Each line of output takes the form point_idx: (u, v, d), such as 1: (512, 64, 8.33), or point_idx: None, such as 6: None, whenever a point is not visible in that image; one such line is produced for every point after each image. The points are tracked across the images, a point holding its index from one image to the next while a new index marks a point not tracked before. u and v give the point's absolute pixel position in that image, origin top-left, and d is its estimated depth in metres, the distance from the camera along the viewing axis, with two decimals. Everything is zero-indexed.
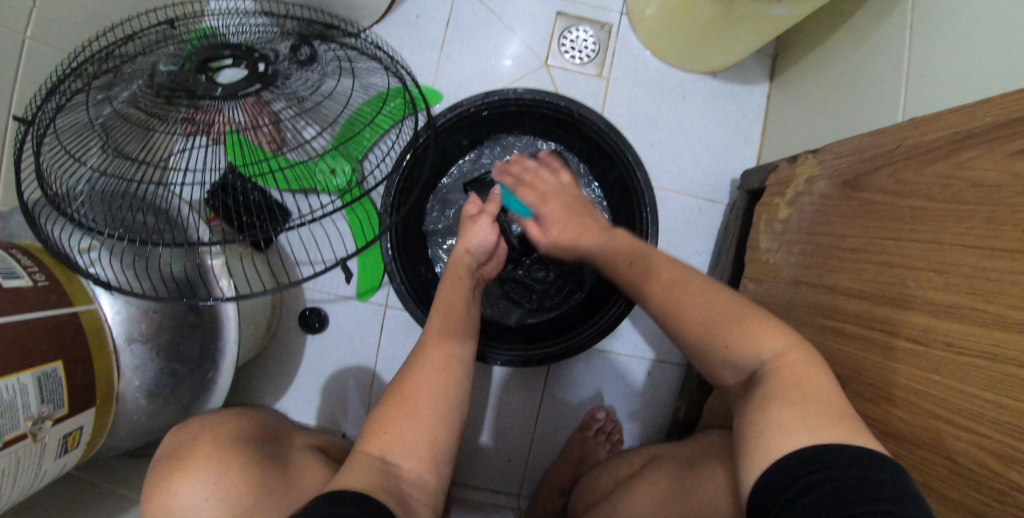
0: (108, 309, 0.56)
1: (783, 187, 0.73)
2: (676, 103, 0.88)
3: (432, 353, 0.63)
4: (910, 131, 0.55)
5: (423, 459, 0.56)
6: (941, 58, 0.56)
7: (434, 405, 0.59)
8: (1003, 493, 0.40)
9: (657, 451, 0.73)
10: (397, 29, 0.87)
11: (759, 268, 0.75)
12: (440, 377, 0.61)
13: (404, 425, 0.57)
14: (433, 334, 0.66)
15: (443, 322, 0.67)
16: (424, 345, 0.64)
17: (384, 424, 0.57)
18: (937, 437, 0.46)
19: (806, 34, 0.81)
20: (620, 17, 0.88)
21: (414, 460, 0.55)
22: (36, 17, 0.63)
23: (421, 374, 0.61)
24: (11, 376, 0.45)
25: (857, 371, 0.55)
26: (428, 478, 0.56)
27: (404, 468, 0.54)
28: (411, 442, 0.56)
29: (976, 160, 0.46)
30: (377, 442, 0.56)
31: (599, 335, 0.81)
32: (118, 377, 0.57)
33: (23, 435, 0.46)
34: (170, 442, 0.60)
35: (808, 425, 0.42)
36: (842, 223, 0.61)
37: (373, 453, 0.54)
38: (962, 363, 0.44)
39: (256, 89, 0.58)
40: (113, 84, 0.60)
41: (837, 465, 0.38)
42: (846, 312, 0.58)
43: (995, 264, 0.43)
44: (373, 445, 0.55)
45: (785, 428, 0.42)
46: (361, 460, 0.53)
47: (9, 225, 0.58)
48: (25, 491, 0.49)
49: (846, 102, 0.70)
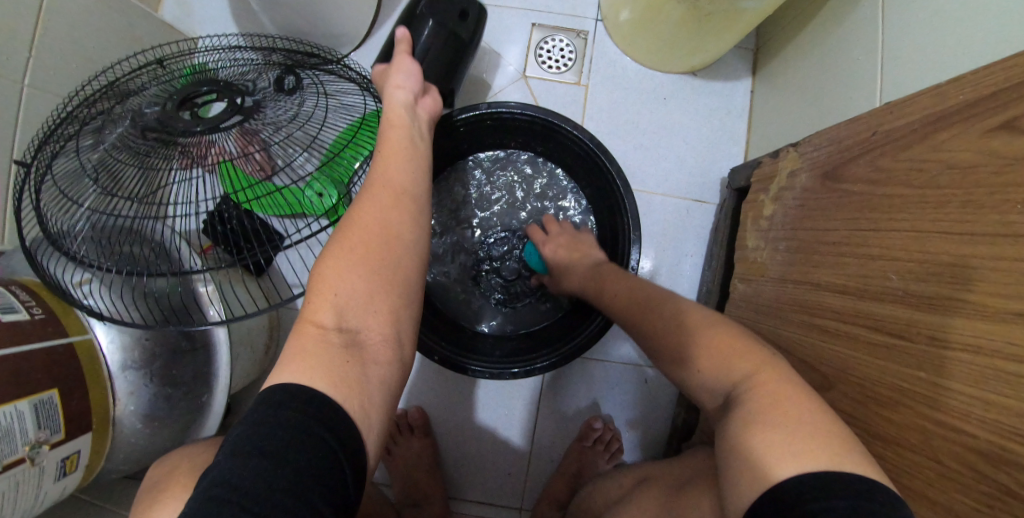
0: (104, 339, 0.59)
1: (766, 183, 0.72)
2: (657, 105, 0.87)
3: (354, 236, 0.48)
4: (885, 117, 0.54)
5: (373, 302, 0.46)
6: (914, 40, 0.54)
7: (380, 254, 0.47)
8: (993, 497, 0.36)
9: (653, 473, 0.69)
10: (377, 53, 0.89)
11: (748, 267, 0.73)
12: (376, 260, 0.47)
13: (349, 281, 0.46)
14: (366, 209, 0.50)
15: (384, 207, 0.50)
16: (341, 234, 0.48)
17: (324, 283, 0.46)
18: (922, 437, 0.43)
19: (782, 27, 0.79)
20: (596, 23, 0.88)
21: (371, 317, 0.45)
22: (33, 66, 0.68)
23: (368, 210, 0.50)
24: (9, 404, 0.48)
25: (842, 370, 0.52)
26: (390, 332, 0.46)
27: (363, 330, 0.45)
28: (367, 303, 0.46)
29: (951, 142, 0.45)
30: (324, 301, 0.45)
31: (588, 344, 0.76)
32: (114, 403, 0.59)
33: (20, 459, 0.49)
34: (156, 474, 0.62)
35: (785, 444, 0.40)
36: (824, 217, 0.59)
37: (325, 322, 0.44)
38: (944, 356, 0.41)
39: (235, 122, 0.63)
40: (102, 127, 0.64)
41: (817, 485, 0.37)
42: (828, 307, 0.56)
43: (974, 251, 0.41)
44: (324, 311, 0.44)
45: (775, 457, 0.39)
46: (309, 331, 0.43)
47: (11, 262, 0.62)
48: (25, 513, 0.52)
49: (824, 92, 0.69)
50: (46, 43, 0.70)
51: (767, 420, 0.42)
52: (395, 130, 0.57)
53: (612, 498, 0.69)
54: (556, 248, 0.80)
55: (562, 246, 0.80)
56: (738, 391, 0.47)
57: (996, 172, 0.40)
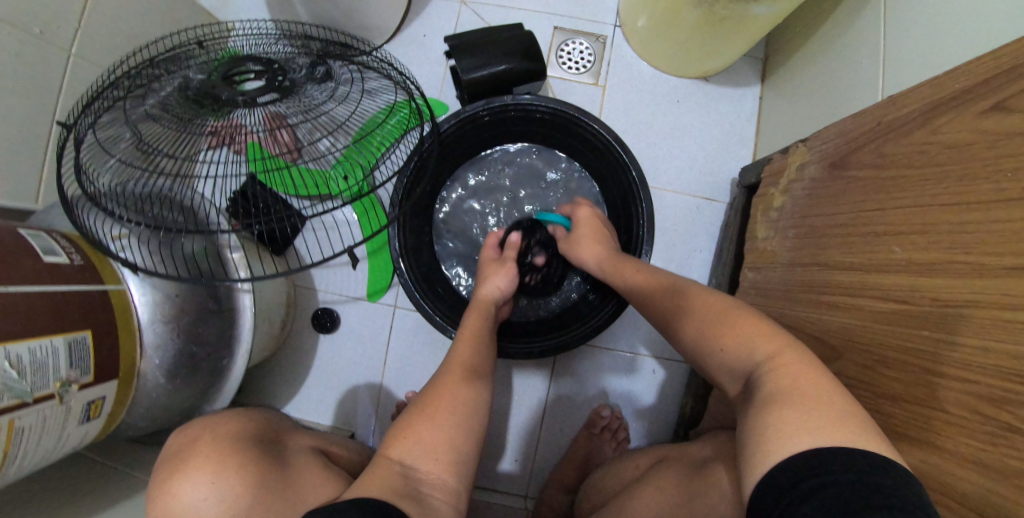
0: (136, 292, 0.60)
1: (777, 177, 0.76)
2: (670, 107, 0.92)
3: (453, 366, 0.69)
4: (887, 108, 0.58)
5: (437, 459, 0.59)
6: (915, 38, 0.59)
7: (451, 433, 0.61)
8: (998, 435, 0.38)
9: (671, 455, 0.68)
10: (405, 48, 0.94)
11: (759, 256, 0.76)
12: (462, 390, 0.65)
13: (422, 431, 0.60)
14: (461, 345, 0.72)
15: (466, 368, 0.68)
16: (447, 363, 0.69)
17: (404, 430, 0.61)
18: (929, 390, 0.45)
19: (791, 36, 0.85)
20: (614, 29, 0.93)
21: (433, 464, 0.58)
22: (81, 37, 0.71)
23: (442, 384, 0.66)
24: (46, 338, 0.49)
25: (850, 339, 0.55)
26: (447, 479, 0.58)
27: (422, 470, 0.57)
28: (428, 444, 0.59)
29: (947, 125, 0.49)
30: (399, 443, 0.60)
31: (600, 328, 0.81)
32: (141, 355, 0.60)
33: (51, 394, 0.50)
34: (173, 444, 0.63)
35: (807, 419, 0.41)
36: (832, 203, 0.63)
37: (395, 457, 0.58)
38: (946, 314, 0.44)
39: (273, 98, 0.65)
40: (147, 91, 0.66)
41: (835, 457, 0.38)
42: (838, 284, 0.59)
43: (971, 217, 0.44)
44: (395, 450, 0.59)
45: (795, 444, 0.40)
46: (382, 464, 0.57)
47: (49, 216, 0.64)
48: (48, 454, 0.52)
49: (829, 93, 0.74)
50: (95, 16, 0.73)
51: (777, 381, 0.45)
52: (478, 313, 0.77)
53: (629, 480, 0.68)
54: (579, 241, 0.79)
55: (586, 238, 0.79)
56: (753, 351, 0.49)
57: (987, 145, 0.44)
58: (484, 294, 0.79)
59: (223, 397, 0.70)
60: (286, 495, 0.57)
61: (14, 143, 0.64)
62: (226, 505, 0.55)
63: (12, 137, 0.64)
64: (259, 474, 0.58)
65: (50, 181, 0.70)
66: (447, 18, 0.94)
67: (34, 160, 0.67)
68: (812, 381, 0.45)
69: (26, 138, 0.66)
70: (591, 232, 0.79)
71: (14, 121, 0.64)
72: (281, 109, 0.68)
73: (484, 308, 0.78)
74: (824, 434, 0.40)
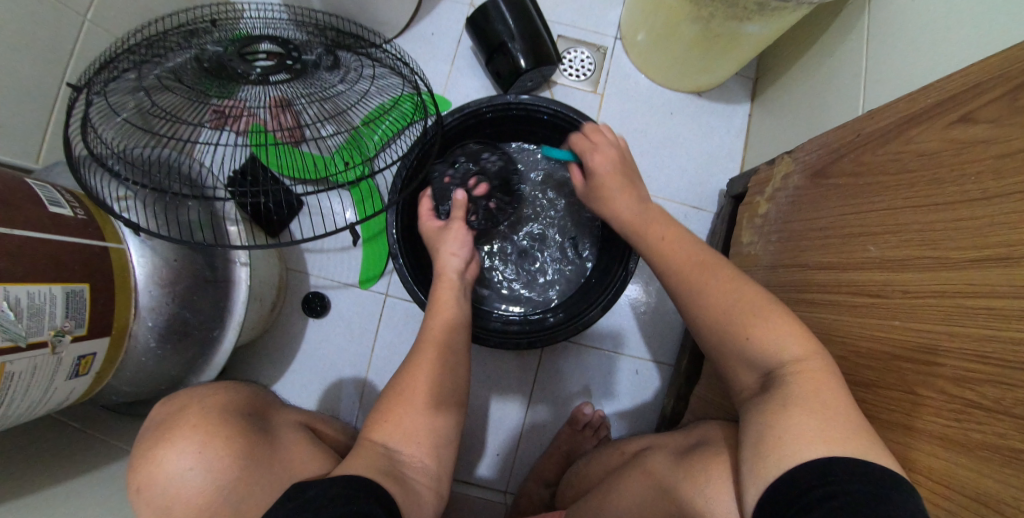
0: (135, 253, 0.60)
1: (763, 186, 0.80)
2: (664, 118, 0.97)
3: (429, 344, 0.67)
4: (866, 122, 0.62)
5: (421, 443, 0.60)
6: (893, 60, 0.64)
7: (431, 417, 0.61)
8: (962, 411, 0.42)
9: (652, 445, 0.69)
10: (414, 44, 0.97)
11: (743, 260, 0.80)
12: (441, 369, 0.65)
13: (411, 415, 0.60)
14: (434, 320, 0.70)
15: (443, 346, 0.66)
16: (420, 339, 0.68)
17: (387, 412, 0.61)
18: (899, 375, 0.48)
19: (780, 58, 0.91)
20: (615, 41, 0.98)
21: (418, 449, 0.59)
22: (96, 4, 0.72)
23: (422, 364, 0.64)
24: (44, 285, 0.49)
25: (827, 332, 0.58)
26: (429, 464, 0.60)
27: (405, 454, 0.58)
28: (413, 429, 0.60)
29: (919, 136, 0.53)
30: (387, 426, 0.59)
31: (590, 323, 0.83)
32: (134, 316, 0.60)
33: (44, 342, 0.49)
34: (156, 415, 0.59)
35: (806, 421, 0.43)
36: (813, 208, 0.67)
37: (377, 440, 0.58)
38: (915, 305, 0.47)
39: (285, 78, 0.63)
40: (159, 55, 0.65)
41: (822, 459, 0.40)
42: (815, 283, 0.62)
43: (939, 217, 0.48)
44: (383, 431, 0.59)
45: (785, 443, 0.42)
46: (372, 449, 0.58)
47: (51, 174, 0.63)
48: (34, 406, 0.52)
49: (812, 111, 0.79)
50: None
51: None
52: (445, 290, 0.74)
53: (613, 467, 0.70)
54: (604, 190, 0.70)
55: (616, 184, 0.69)
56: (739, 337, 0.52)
57: (955, 154, 0.48)
58: (446, 272, 0.75)
59: (211, 370, 0.69)
60: (274, 473, 0.55)
61: (20, 100, 0.64)
62: (215, 480, 0.52)
63: (20, 94, 0.64)
64: (250, 448, 0.55)
65: (52, 142, 0.70)
66: (456, 19, 0.98)
67: (37, 120, 0.67)
68: (791, 364, 0.48)
69: (32, 98, 0.66)
70: (619, 179, 0.69)
71: (25, 78, 0.64)
72: (291, 89, 0.67)
73: (451, 280, 0.74)
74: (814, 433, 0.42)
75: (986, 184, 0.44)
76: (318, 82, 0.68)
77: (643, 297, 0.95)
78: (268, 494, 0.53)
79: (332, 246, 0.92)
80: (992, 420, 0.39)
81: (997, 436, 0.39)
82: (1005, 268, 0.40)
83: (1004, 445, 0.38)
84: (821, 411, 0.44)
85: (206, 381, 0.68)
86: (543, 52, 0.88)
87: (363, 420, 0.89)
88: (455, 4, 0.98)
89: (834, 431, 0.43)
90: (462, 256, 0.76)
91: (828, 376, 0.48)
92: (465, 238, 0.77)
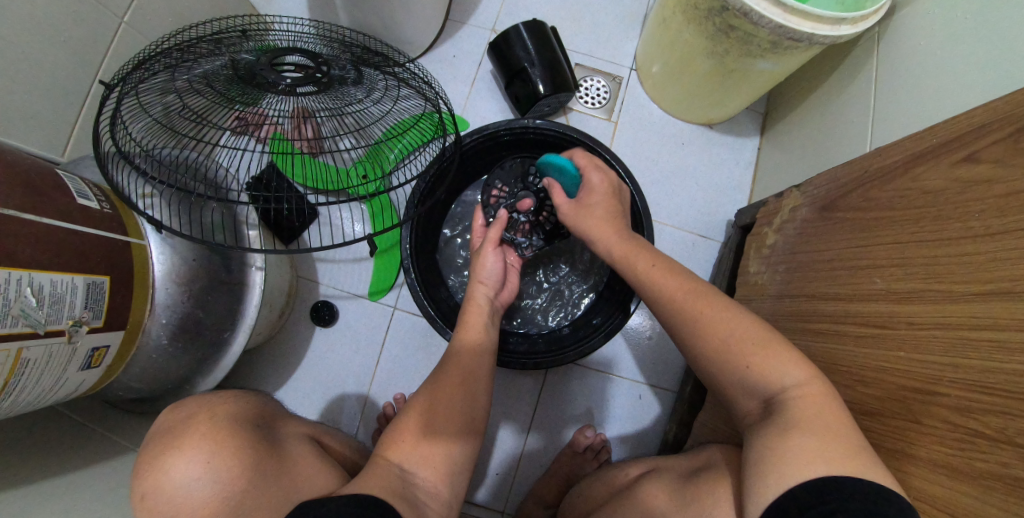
0: (155, 250, 0.61)
1: (771, 217, 0.82)
2: (675, 148, 0.99)
3: (452, 374, 0.65)
4: (873, 158, 0.64)
5: (436, 467, 0.59)
6: (900, 101, 0.66)
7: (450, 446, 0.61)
8: (966, 440, 0.42)
9: (656, 469, 0.68)
10: (435, 64, 1.00)
11: (749, 289, 0.81)
12: (459, 398, 0.64)
13: (421, 436, 0.60)
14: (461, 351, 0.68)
15: (462, 381, 0.65)
16: (447, 368, 0.66)
17: (403, 432, 0.61)
18: (904, 405, 0.49)
19: (790, 95, 0.93)
20: (630, 72, 1.02)
21: (430, 470, 0.59)
22: (134, 7, 0.75)
23: (439, 389, 0.64)
24: (67, 274, 0.49)
25: (834, 362, 0.59)
26: (441, 489, 0.59)
27: (419, 476, 0.58)
28: (427, 453, 0.59)
29: (925, 174, 0.54)
30: (399, 449, 0.59)
31: (597, 346, 0.84)
32: (149, 313, 0.60)
33: (61, 331, 0.50)
34: (163, 420, 0.58)
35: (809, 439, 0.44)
36: (821, 240, 0.68)
37: (394, 460, 0.59)
38: (922, 336, 0.48)
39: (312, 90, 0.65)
40: (194, 60, 0.67)
41: (830, 486, 0.41)
42: (822, 313, 0.63)
43: (943, 251, 0.49)
44: (395, 452, 0.59)
45: None
46: (384, 466, 0.58)
47: (77, 168, 0.65)
48: (43, 395, 0.52)
49: (820, 146, 0.81)
50: None
51: None
52: (474, 313, 0.72)
53: (613, 491, 0.69)
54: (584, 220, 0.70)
55: (598, 213, 0.69)
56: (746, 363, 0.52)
57: (961, 191, 0.49)
58: (475, 299, 0.74)
59: (217, 372, 0.69)
60: (277, 479, 0.54)
61: (52, 94, 0.66)
62: (221, 487, 0.51)
63: (53, 88, 0.66)
64: (255, 455, 0.54)
65: (79, 137, 0.71)
66: (477, 43, 1.01)
67: (67, 114, 0.69)
68: (797, 386, 0.49)
69: (65, 94, 0.68)
70: (610, 207, 0.69)
71: (58, 74, 0.66)
72: (317, 101, 0.69)
73: (482, 306, 0.73)
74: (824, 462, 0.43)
75: (991, 220, 0.45)
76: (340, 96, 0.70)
77: (648, 323, 0.96)
78: (270, 498, 0.52)
79: (344, 257, 0.93)
80: (996, 449, 0.40)
81: (1001, 464, 0.39)
82: (1008, 301, 0.41)
83: (1008, 474, 0.38)
84: (831, 435, 0.45)
85: (210, 384, 0.68)
86: (561, 79, 0.91)
87: (364, 433, 0.88)
88: (477, 29, 1.02)
89: (840, 456, 0.43)
90: (490, 284, 0.76)
91: (828, 397, 0.48)
92: (494, 266, 0.76)
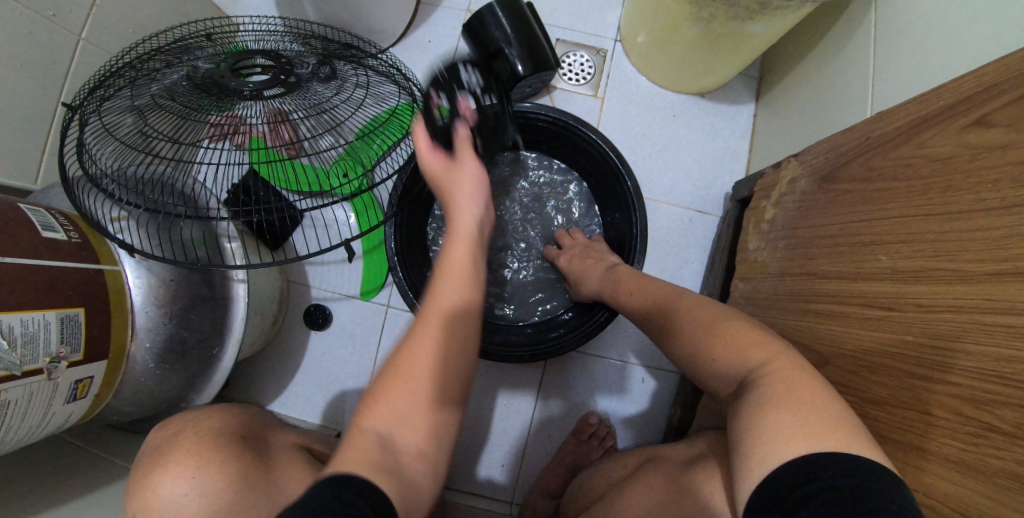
0: (131, 274, 0.60)
1: (769, 190, 0.78)
2: (666, 121, 0.95)
3: None
4: (874, 125, 0.60)
5: None
6: (902, 58, 0.61)
7: None
8: (979, 435, 0.40)
9: (657, 457, 0.67)
10: (411, 52, 0.97)
11: (749, 267, 0.78)
12: None
13: None
14: None
15: None
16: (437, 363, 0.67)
17: None
18: (913, 394, 0.46)
19: (785, 57, 0.88)
20: (615, 44, 0.97)
21: None
22: (92, 21, 0.73)
23: None
24: (38, 311, 0.49)
25: (837, 346, 0.56)
26: None
27: None
28: None
29: (931, 140, 0.50)
30: None
31: (593, 333, 0.82)
32: (131, 337, 0.60)
33: (39, 369, 0.49)
34: (153, 440, 0.58)
35: (800, 424, 0.42)
36: (822, 214, 0.64)
37: None
38: (931, 320, 0.45)
39: (277, 93, 0.62)
40: (155, 73, 0.64)
41: (821, 464, 0.39)
42: (823, 293, 0.60)
43: (953, 226, 0.45)
44: None
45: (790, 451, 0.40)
46: None
47: (47, 196, 0.63)
48: (31, 431, 0.52)
49: (819, 110, 0.76)
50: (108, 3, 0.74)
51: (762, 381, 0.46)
52: None
53: (616, 480, 0.68)
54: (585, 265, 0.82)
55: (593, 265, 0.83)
56: (739, 356, 0.50)
57: (971, 159, 0.45)
58: None
59: (210, 388, 0.69)
60: (265, 490, 0.54)
61: (14, 121, 0.64)
62: (209, 504, 0.51)
63: (14, 113, 0.64)
64: (244, 469, 0.54)
65: (50, 162, 0.70)
66: (453, 25, 0.97)
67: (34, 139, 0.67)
68: (790, 373, 0.46)
69: (29, 118, 0.66)
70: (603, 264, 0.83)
71: (19, 99, 0.64)
72: (284, 105, 0.66)
73: None
74: (818, 438, 0.40)
75: (1005, 191, 0.42)
76: (309, 97, 0.67)
77: None
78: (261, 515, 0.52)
79: (333, 258, 0.91)
80: (1012, 446, 0.37)
81: (1017, 462, 0.37)
82: None
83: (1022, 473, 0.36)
84: (828, 418, 0.42)
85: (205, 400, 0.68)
86: (542, 57, 0.86)
87: None
88: (452, 10, 0.97)
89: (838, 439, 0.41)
90: None
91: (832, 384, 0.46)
92: None
